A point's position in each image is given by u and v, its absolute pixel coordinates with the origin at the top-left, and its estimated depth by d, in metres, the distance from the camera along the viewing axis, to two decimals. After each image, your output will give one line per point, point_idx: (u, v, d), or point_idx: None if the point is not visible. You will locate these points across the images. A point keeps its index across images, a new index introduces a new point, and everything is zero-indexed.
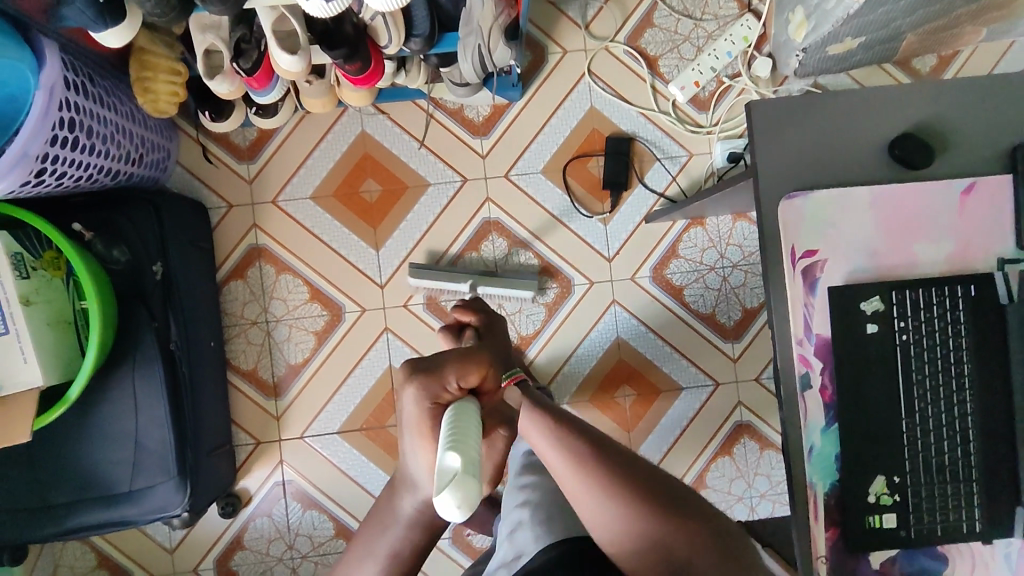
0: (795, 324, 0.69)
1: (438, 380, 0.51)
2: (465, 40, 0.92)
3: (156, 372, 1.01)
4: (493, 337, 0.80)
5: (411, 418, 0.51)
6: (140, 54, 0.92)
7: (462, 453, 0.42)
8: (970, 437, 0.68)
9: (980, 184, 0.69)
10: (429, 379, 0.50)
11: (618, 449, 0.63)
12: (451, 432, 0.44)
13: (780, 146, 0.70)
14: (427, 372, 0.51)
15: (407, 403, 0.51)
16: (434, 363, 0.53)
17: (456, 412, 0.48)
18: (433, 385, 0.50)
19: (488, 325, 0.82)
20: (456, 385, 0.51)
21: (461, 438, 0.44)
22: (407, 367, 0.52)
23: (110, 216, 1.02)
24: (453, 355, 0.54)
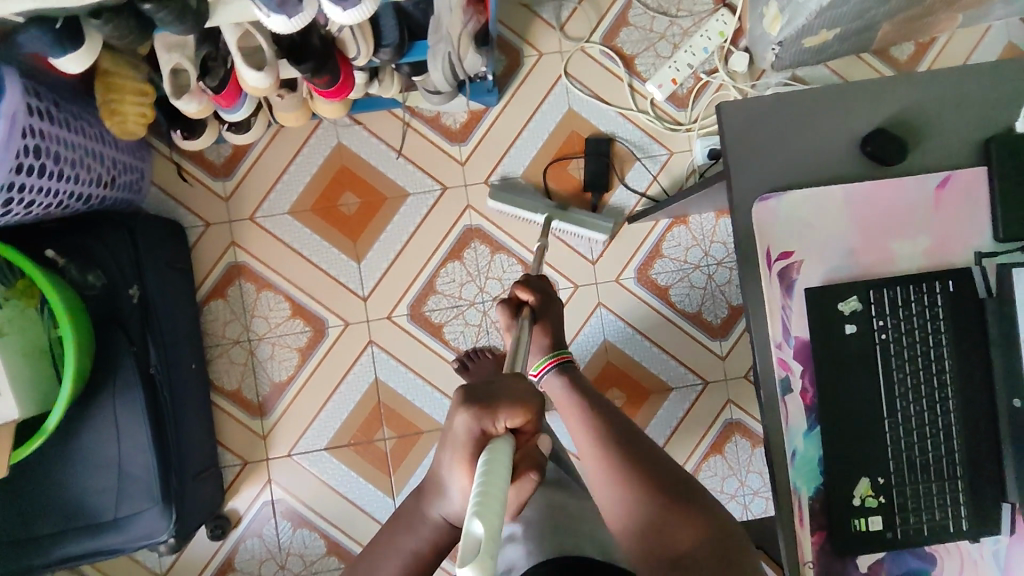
0: (773, 327, 0.68)
1: (490, 415, 0.52)
2: (435, 47, 0.90)
3: (136, 397, 0.99)
4: (549, 317, 0.88)
5: (458, 440, 0.54)
6: (105, 77, 0.88)
7: (489, 522, 0.39)
8: (953, 434, 0.67)
9: (954, 178, 0.68)
10: (481, 413, 0.52)
11: (641, 439, 0.71)
12: (479, 495, 0.41)
13: (751, 148, 0.69)
14: (482, 405, 0.53)
15: (458, 426, 0.53)
16: (490, 395, 0.54)
17: (488, 460, 0.47)
18: (483, 419, 0.52)
19: (545, 305, 0.89)
20: (504, 423, 0.53)
21: (489, 500, 0.41)
22: (463, 391, 0.54)
23: (83, 241, 1.01)
24: (510, 388, 0.55)
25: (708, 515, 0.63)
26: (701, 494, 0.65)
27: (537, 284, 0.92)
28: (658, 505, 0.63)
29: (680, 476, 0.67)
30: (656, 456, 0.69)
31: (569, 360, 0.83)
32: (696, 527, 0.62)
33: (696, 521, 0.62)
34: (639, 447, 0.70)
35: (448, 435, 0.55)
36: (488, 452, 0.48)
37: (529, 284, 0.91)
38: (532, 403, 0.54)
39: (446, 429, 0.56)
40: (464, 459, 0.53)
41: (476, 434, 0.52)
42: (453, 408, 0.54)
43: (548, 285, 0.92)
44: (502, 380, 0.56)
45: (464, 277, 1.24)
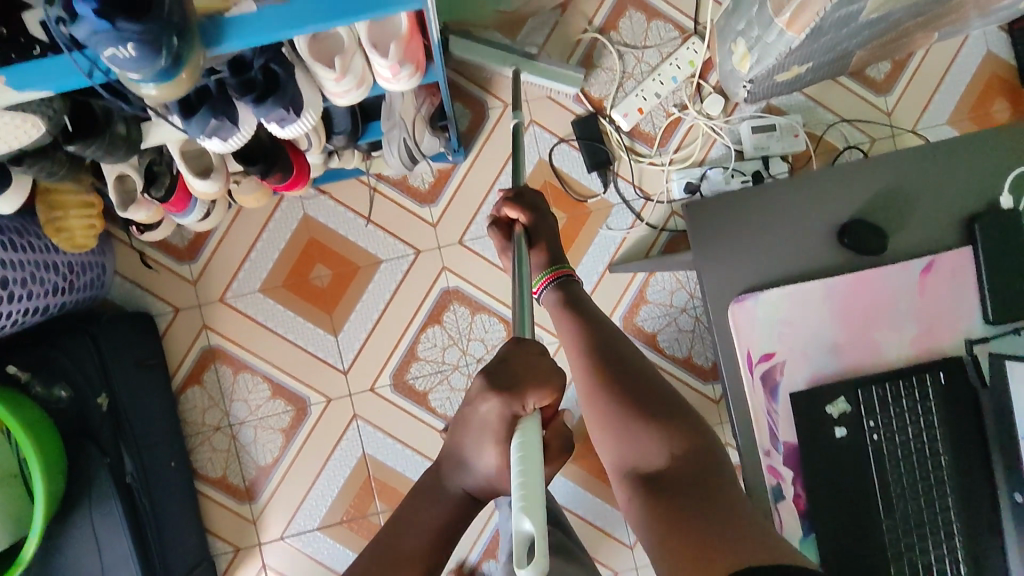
0: (760, 434, 0.65)
1: (519, 399, 0.54)
2: (389, 133, 0.87)
3: (114, 508, 0.97)
4: (542, 230, 0.85)
5: (487, 424, 0.55)
6: (47, 194, 0.84)
7: (536, 517, 0.41)
8: (955, 531, 0.64)
9: (939, 262, 0.65)
10: (509, 398, 0.54)
11: (631, 356, 0.68)
12: (522, 490, 0.42)
13: (719, 249, 0.66)
14: (511, 391, 0.54)
15: (487, 412, 0.55)
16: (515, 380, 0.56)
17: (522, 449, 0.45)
18: (514, 404, 0.54)
19: (536, 222, 0.85)
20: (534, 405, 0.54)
21: (532, 494, 0.42)
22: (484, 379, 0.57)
23: (46, 351, 0.97)
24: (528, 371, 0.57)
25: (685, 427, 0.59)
26: (683, 407, 0.62)
27: (524, 194, 0.87)
28: (636, 418, 0.61)
29: (664, 390, 0.64)
30: (642, 372, 0.66)
31: (569, 274, 0.82)
32: (672, 438, 0.58)
33: (673, 431, 0.59)
34: (625, 363, 0.67)
35: (472, 421, 0.57)
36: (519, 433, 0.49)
37: (519, 196, 0.87)
38: (556, 382, 0.57)
39: (471, 410, 0.58)
40: (494, 442, 0.55)
41: (507, 418, 0.54)
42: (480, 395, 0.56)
43: (540, 199, 0.88)
44: (521, 359, 0.58)
45: (446, 341, 1.20)
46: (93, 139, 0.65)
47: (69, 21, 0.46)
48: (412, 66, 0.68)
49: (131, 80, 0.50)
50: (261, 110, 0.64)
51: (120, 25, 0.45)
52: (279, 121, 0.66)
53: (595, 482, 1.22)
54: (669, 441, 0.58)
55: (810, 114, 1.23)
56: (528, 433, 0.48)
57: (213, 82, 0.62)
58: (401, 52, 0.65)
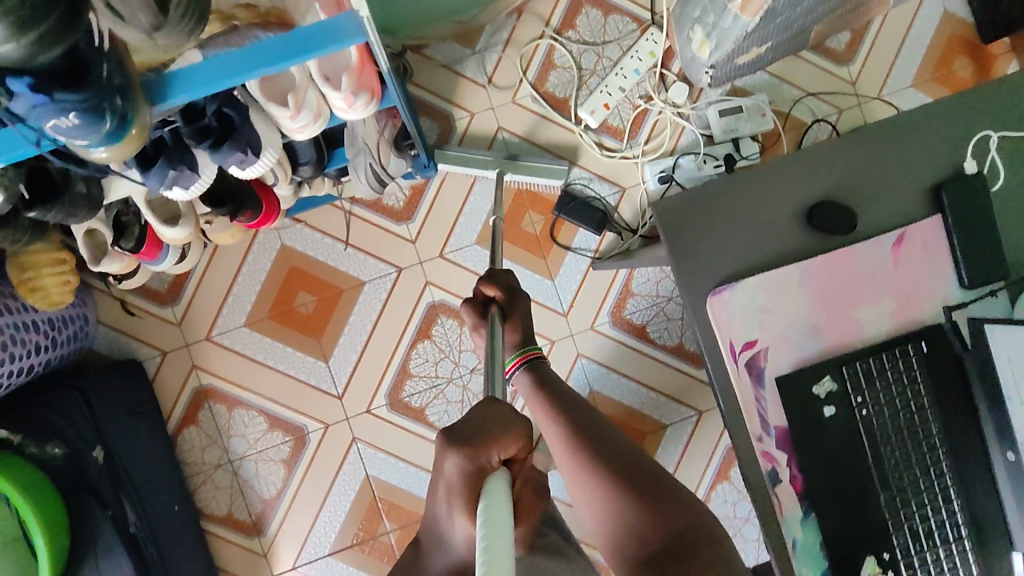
0: (750, 421, 0.65)
1: (480, 452, 0.55)
2: (355, 160, 0.86)
3: (120, 559, 0.97)
4: (515, 310, 0.93)
5: (452, 486, 0.55)
6: (17, 256, 0.84)
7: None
8: (952, 495, 0.65)
9: (910, 233, 0.65)
10: (471, 451, 0.55)
11: (614, 439, 0.75)
12: (484, 546, 0.39)
13: (692, 243, 0.66)
14: (471, 444, 0.55)
15: (450, 470, 0.55)
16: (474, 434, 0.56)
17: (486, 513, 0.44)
18: (477, 456, 0.54)
19: (510, 300, 0.94)
20: (495, 456, 0.55)
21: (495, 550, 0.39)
22: (445, 438, 0.57)
23: (36, 411, 0.98)
24: (492, 424, 0.58)
25: (682, 507, 0.65)
26: (673, 485, 0.68)
27: (501, 278, 0.97)
28: (626, 498, 0.67)
29: (653, 469, 0.70)
30: (627, 452, 0.72)
31: (538, 354, 0.89)
32: (667, 517, 0.64)
33: (668, 511, 0.64)
34: (612, 447, 0.73)
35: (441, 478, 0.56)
36: (485, 492, 0.49)
37: (493, 280, 0.96)
38: (515, 433, 0.58)
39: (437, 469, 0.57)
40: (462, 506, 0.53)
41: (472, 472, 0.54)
42: (443, 453, 0.56)
43: (511, 279, 0.97)
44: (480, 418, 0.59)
45: (437, 355, 1.20)
46: (52, 203, 0.65)
47: (5, 97, 0.46)
48: (367, 94, 0.69)
49: (80, 146, 0.51)
50: (219, 155, 0.66)
51: (59, 97, 0.46)
52: (239, 164, 0.68)
53: None
54: (666, 522, 0.63)
55: (775, 92, 1.24)
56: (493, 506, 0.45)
57: (167, 133, 0.64)
58: (354, 82, 0.67)
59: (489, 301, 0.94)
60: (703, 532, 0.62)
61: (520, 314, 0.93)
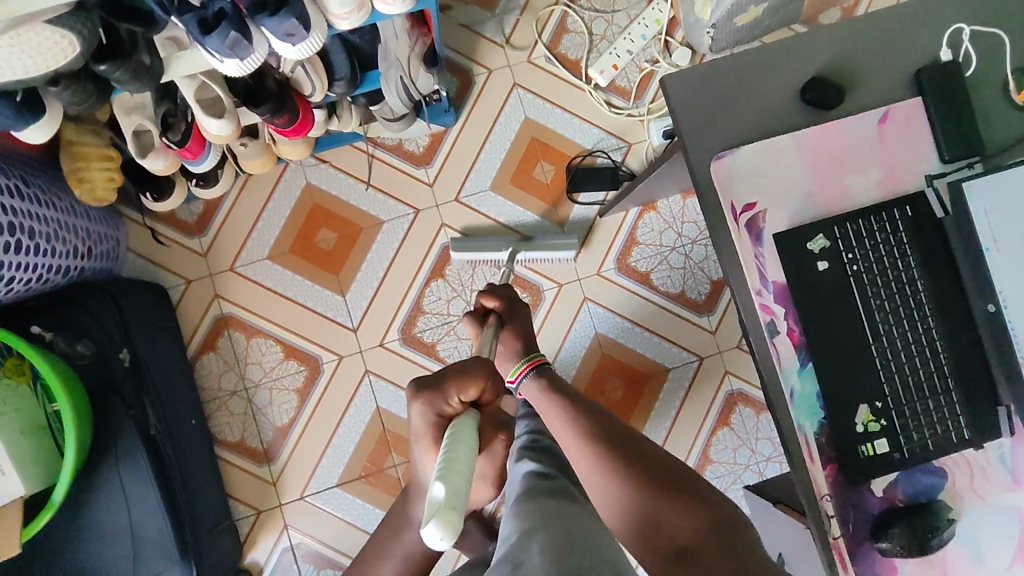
0: (750, 277, 0.71)
1: (443, 397, 0.65)
2: (387, 73, 0.95)
3: (140, 459, 0.99)
4: (514, 318, 0.97)
5: (422, 429, 0.66)
6: (69, 147, 0.91)
7: (448, 485, 0.47)
8: (939, 349, 0.70)
9: (894, 111, 0.72)
10: (435, 396, 0.65)
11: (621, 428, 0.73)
12: (441, 469, 0.49)
13: (700, 114, 0.72)
14: (435, 390, 0.66)
15: (417, 415, 0.66)
16: (440, 381, 0.67)
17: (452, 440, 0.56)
18: (437, 402, 0.65)
19: (510, 309, 0.98)
20: (457, 400, 0.66)
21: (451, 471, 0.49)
22: (416, 389, 0.67)
23: (69, 312, 1.02)
24: (459, 371, 0.68)
25: (704, 505, 0.64)
26: (689, 478, 0.67)
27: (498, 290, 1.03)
28: (649, 494, 0.65)
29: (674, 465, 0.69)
30: (639, 445, 0.71)
31: (543, 362, 0.88)
32: (692, 517, 0.62)
33: (691, 510, 0.63)
34: (621, 435, 0.72)
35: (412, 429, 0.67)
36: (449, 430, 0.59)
37: (493, 293, 1.02)
38: (477, 381, 0.67)
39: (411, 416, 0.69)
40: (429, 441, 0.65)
41: (432, 415, 0.65)
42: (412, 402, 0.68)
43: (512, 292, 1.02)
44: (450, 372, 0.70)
45: (450, 293, 1.25)
46: (122, 61, 0.71)
47: None
48: None
49: None
50: (274, 22, 0.72)
51: None
52: (291, 36, 0.74)
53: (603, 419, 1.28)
54: (692, 524, 0.62)
55: None
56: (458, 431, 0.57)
57: (229, 4, 0.71)
58: None
59: (488, 310, 1.00)
60: (726, 529, 0.62)
61: (518, 321, 0.97)
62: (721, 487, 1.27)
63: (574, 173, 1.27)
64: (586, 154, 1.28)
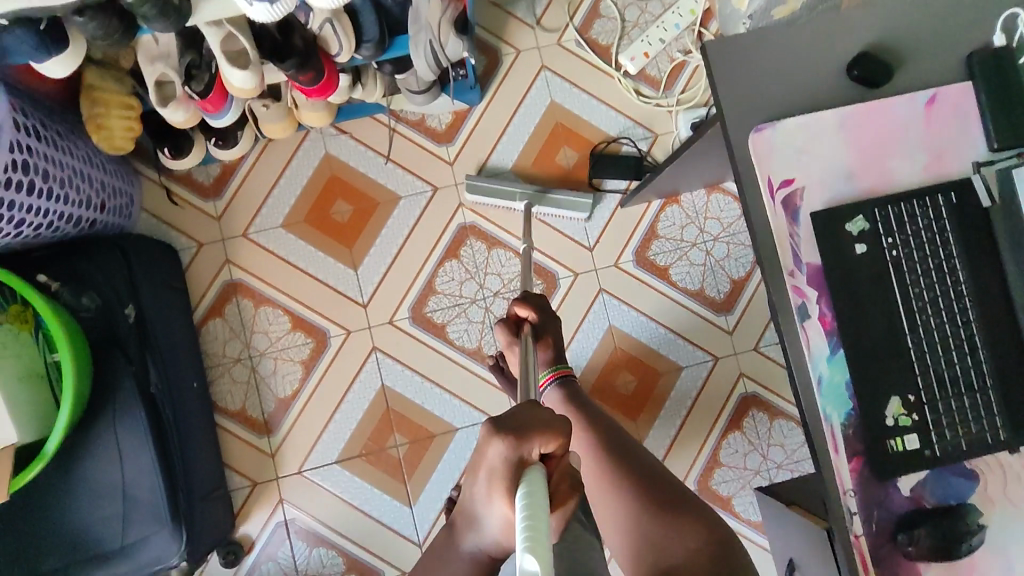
0: (783, 256, 0.68)
1: (526, 442, 0.49)
2: (416, 37, 0.92)
3: (138, 417, 0.97)
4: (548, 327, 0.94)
5: (493, 472, 0.49)
6: (90, 92, 0.92)
7: (541, 553, 0.36)
8: (978, 344, 0.66)
9: (942, 93, 0.69)
10: (517, 440, 0.48)
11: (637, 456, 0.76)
12: (526, 521, 0.39)
13: (739, 85, 0.70)
14: (516, 433, 0.49)
15: (491, 458, 0.49)
16: (522, 423, 0.50)
17: (528, 494, 0.42)
18: (522, 445, 0.48)
19: (543, 319, 0.94)
20: (538, 451, 0.49)
21: (538, 531, 0.38)
22: (491, 425, 0.50)
23: (76, 263, 1.00)
24: (539, 414, 0.52)
25: (702, 525, 0.64)
26: (693, 502, 0.68)
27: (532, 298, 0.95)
28: (652, 514, 0.67)
29: (680, 489, 0.70)
30: (653, 470, 0.73)
31: (568, 374, 0.90)
32: (688, 535, 0.63)
33: (688, 528, 0.64)
34: (636, 460, 0.75)
35: (479, 466, 0.50)
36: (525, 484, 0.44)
37: (527, 298, 0.95)
38: (562, 428, 0.51)
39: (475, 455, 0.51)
40: (502, 491, 0.47)
41: (513, 461, 0.48)
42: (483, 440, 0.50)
43: (543, 301, 0.96)
44: (525, 411, 0.52)
45: (463, 275, 1.22)
46: None
47: None
48: None
49: None
50: None
51: None
52: None
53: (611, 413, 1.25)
54: (687, 541, 0.63)
55: None
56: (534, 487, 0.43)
57: None
58: None
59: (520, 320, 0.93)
60: (722, 549, 0.62)
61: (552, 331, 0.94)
62: (729, 492, 1.23)
63: (598, 158, 1.24)
64: (610, 141, 1.26)
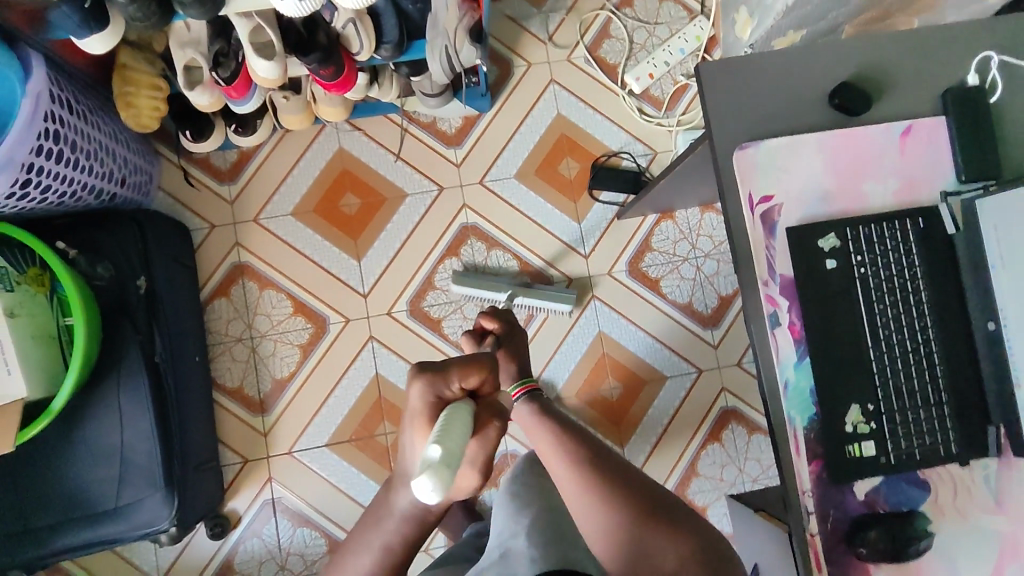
0: (759, 266, 0.73)
1: (443, 379, 0.60)
2: (434, 43, 0.98)
3: (141, 383, 1.01)
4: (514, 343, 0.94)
5: (415, 410, 0.59)
6: (122, 71, 0.97)
7: (445, 447, 0.49)
8: (935, 361, 0.71)
9: (917, 126, 0.74)
10: (435, 377, 0.60)
11: (611, 458, 0.73)
12: (439, 433, 0.52)
13: (729, 104, 0.75)
14: (435, 371, 0.60)
15: (413, 396, 0.60)
16: (440, 365, 0.62)
17: (447, 420, 0.55)
18: (437, 383, 0.60)
19: (508, 332, 0.94)
20: (456, 385, 0.60)
21: (447, 436, 0.51)
22: (416, 369, 0.62)
23: (94, 233, 1.05)
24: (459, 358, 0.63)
25: (692, 527, 0.65)
26: (677, 501, 0.68)
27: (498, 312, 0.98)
28: (641, 521, 0.65)
29: (664, 495, 0.69)
30: (631, 472, 0.71)
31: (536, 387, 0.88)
32: (680, 540, 0.63)
33: (681, 538, 0.64)
34: (610, 460, 0.72)
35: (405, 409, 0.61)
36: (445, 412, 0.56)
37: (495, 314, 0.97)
38: (480, 365, 0.62)
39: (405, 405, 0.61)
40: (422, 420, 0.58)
41: (429, 393, 0.59)
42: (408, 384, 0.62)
43: (513, 317, 0.97)
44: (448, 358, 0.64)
45: None
46: None
47: None
48: None
49: None
50: None
51: None
52: None
53: (595, 418, 1.29)
54: (679, 546, 0.63)
55: None
56: (453, 415, 0.56)
57: None
58: None
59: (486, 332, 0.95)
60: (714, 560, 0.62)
61: (517, 346, 0.93)
62: (705, 502, 1.27)
63: (598, 171, 1.29)
64: (611, 155, 1.31)
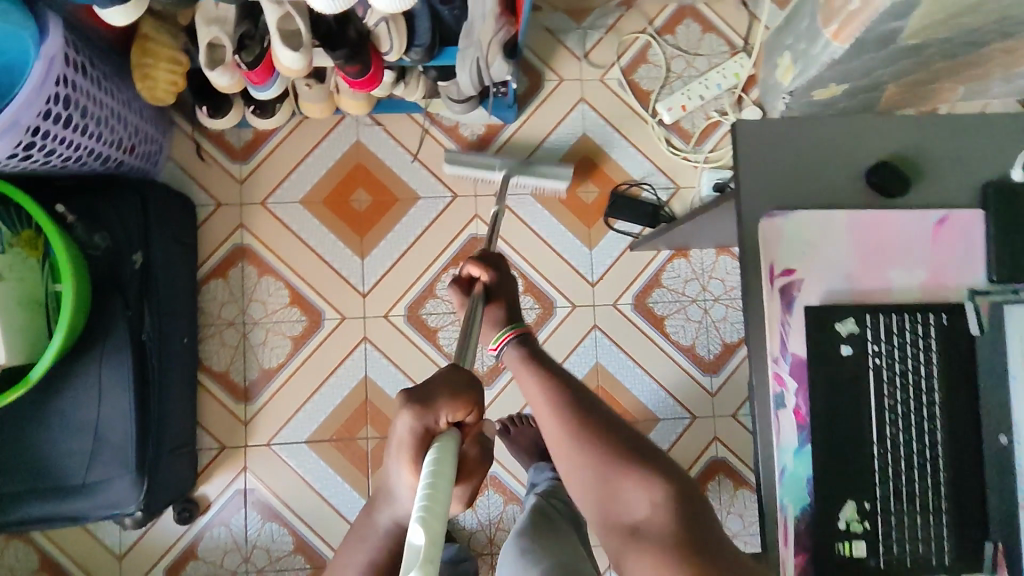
0: (771, 342, 0.70)
1: (432, 411, 0.54)
2: (465, 51, 0.95)
3: (124, 360, 0.99)
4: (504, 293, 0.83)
5: (401, 443, 0.53)
6: (143, 42, 0.94)
7: (431, 529, 0.39)
8: (940, 466, 0.68)
9: (953, 217, 0.71)
10: (423, 410, 0.53)
11: (589, 395, 0.66)
12: (426, 492, 0.42)
13: (761, 169, 0.72)
14: (423, 403, 0.54)
15: (399, 427, 0.54)
16: (428, 393, 0.55)
17: (436, 463, 0.45)
18: (426, 416, 0.53)
19: (498, 281, 0.84)
20: (445, 418, 0.54)
21: (436, 501, 0.41)
22: (403, 396, 0.56)
23: (95, 201, 1.02)
24: (448, 383, 0.57)
25: (667, 467, 0.59)
26: (652, 445, 0.62)
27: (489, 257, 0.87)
28: (613, 466, 0.59)
29: (640, 438, 0.62)
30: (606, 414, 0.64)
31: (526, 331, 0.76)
32: (656, 485, 0.57)
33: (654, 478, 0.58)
34: (585, 402, 0.65)
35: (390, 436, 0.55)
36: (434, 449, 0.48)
37: (484, 258, 0.86)
38: (472, 399, 0.57)
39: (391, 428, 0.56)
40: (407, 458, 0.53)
41: (419, 430, 0.53)
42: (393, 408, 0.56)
43: (503, 261, 0.87)
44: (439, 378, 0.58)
45: None
46: None
47: None
48: None
49: None
50: None
51: None
52: None
53: None
54: (653, 490, 0.57)
55: None
56: (444, 453, 0.47)
57: None
58: None
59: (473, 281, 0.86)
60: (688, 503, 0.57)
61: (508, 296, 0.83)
62: None
63: (616, 198, 1.26)
64: (632, 184, 1.28)
